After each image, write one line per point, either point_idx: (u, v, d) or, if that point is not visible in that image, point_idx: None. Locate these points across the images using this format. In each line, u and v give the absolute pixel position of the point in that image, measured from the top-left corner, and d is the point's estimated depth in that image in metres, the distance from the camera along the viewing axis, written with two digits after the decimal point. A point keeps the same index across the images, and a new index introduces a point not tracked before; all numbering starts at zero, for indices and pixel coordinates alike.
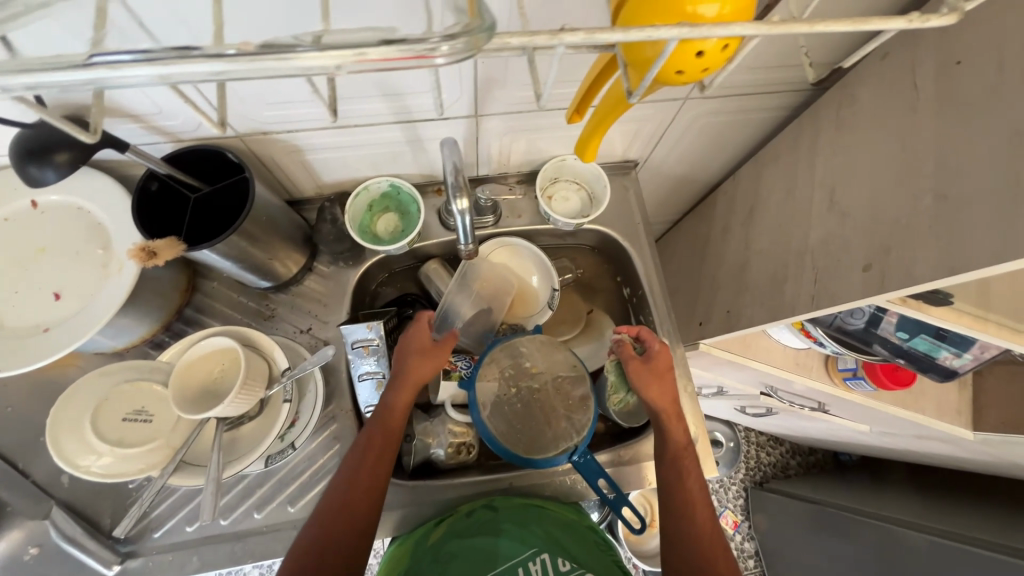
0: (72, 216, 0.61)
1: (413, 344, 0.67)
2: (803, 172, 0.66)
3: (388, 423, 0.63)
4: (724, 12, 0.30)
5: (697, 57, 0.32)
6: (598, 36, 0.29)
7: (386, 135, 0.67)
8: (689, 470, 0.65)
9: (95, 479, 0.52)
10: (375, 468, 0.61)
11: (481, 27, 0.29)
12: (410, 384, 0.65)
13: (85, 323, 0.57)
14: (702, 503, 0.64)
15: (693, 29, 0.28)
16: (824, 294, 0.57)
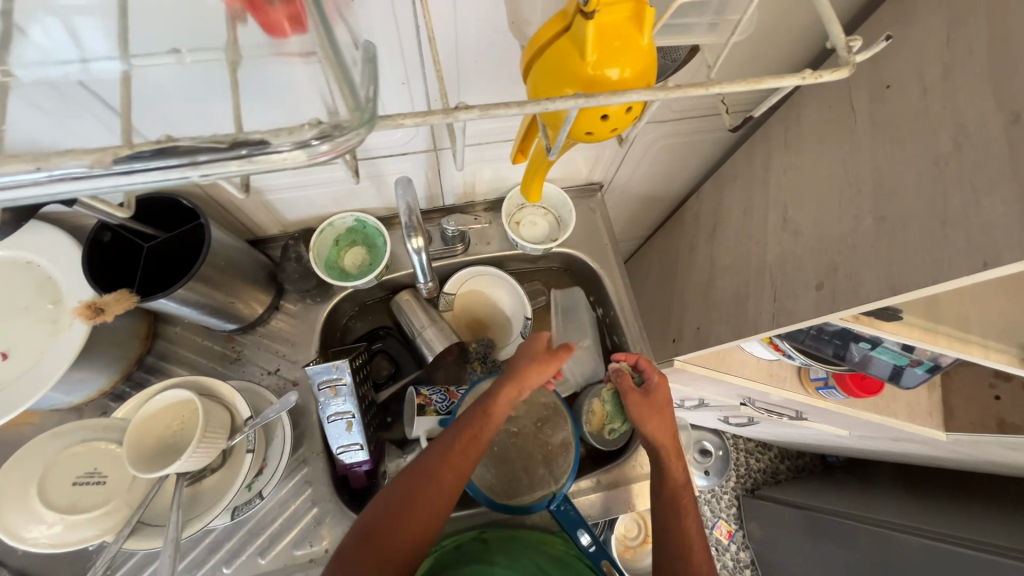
0: (20, 273, 0.60)
1: (532, 350, 0.69)
2: (759, 191, 0.67)
3: (489, 413, 0.64)
4: (626, 75, 0.31)
5: (603, 120, 0.34)
6: (493, 114, 0.30)
7: (346, 173, 0.67)
8: (686, 511, 0.65)
9: (44, 551, 0.49)
10: (463, 458, 0.60)
11: (359, 121, 0.29)
12: (517, 384, 0.66)
13: (34, 383, 0.55)
14: (699, 547, 0.64)
15: (591, 97, 0.28)
16: (783, 312, 0.58)
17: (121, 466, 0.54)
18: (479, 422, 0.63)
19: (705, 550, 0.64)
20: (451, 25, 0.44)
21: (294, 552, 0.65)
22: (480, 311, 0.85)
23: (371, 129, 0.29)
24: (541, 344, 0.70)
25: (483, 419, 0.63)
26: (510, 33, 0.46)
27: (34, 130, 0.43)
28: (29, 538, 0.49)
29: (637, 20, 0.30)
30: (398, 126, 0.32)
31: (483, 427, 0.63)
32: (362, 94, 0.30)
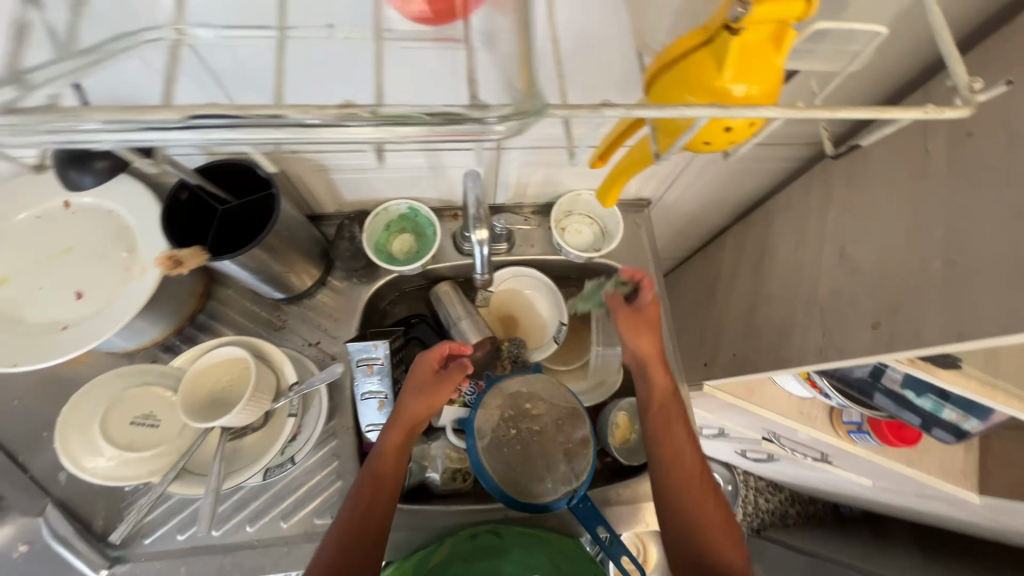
0: (102, 220, 0.63)
1: (414, 382, 0.65)
2: (814, 224, 0.67)
3: (380, 472, 0.61)
4: (752, 92, 0.32)
5: (725, 132, 0.35)
6: (638, 113, 0.28)
7: (410, 161, 0.69)
8: (682, 446, 0.64)
9: (98, 482, 0.52)
10: (368, 527, 0.59)
11: (532, 108, 0.30)
12: (401, 425, 0.63)
13: (104, 323, 0.58)
14: (698, 477, 0.63)
15: (723, 111, 0.29)
16: (832, 346, 0.57)
17: (174, 413, 0.57)
18: (370, 486, 0.61)
19: (706, 479, 0.64)
20: (543, 30, 0.45)
21: (315, 520, 0.67)
22: (517, 311, 0.86)
23: (542, 118, 0.30)
24: (425, 372, 0.66)
25: (375, 482, 0.61)
26: (597, 44, 0.47)
27: (146, 84, 0.46)
28: (88, 468, 0.52)
29: (777, 40, 0.31)
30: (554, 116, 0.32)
31: (381, 486, 0.61)
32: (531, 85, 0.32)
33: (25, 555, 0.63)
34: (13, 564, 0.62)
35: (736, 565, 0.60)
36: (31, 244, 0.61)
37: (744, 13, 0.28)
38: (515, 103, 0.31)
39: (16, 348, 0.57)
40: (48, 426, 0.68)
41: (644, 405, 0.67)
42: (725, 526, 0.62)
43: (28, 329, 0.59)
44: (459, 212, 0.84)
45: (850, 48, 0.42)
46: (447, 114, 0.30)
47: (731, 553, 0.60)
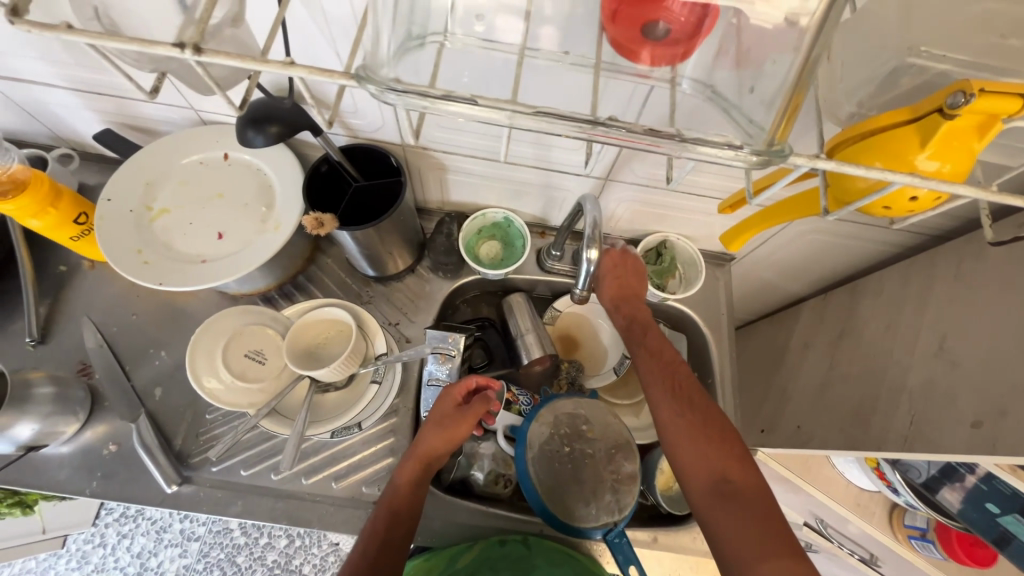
0: (251, 175, 0.72)
1: (436, 416, 0.64)
2: (912, 311, 0.66)
3: (397, 509, 0.59)
4: (944, 169, 0.33)
5: (909, 200, 0.37)
6: (846, 170, 0.33)
7: (522, 175, 0.74)
8: (647, 370, 0.61)
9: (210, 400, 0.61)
10: (379, 567, 0.55)
11: (774, 152, 0.33)
12: (416, 459, 0.62)
13: (236, 265, 0.67)
14: (670, 393, 0.57)
15: (922, 181, 0.32)
16: (919, 438, 0.56)
17: (280, 355, 0.65)
18: (385, 522, 0.58)
19: (681, 394, 0.57)
20: None
21: (363, 489, 0.70)
22: (580, 336, 0.88)
23: (783, 160, 0.33)
24: (446, 406, 0.65)
25: (390, 518, 0.58)
26: None
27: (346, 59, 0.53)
28: (204, 386, 0.61)
29: (984, 128, 0.31)
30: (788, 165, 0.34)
31: (397, 522, 0.58)
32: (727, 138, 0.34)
33: (112, 454, 0.70)
34: (102, 460, 0.69)
35: (735, 477, 0.52)
36: (192, 184, 0.71)
37: (965, 103, 0.30)
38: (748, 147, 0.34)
39: (165, 270, 0.66)
40: (155, 345, 0.76)
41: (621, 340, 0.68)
42: (715, 440, 0.54)
43: (175, 256, 0.68)
44: (547, 230, 0.88)
45: (994, 149, 0.44)
46: (639, 135, 0.33)
47: (726, 463, 0.52)
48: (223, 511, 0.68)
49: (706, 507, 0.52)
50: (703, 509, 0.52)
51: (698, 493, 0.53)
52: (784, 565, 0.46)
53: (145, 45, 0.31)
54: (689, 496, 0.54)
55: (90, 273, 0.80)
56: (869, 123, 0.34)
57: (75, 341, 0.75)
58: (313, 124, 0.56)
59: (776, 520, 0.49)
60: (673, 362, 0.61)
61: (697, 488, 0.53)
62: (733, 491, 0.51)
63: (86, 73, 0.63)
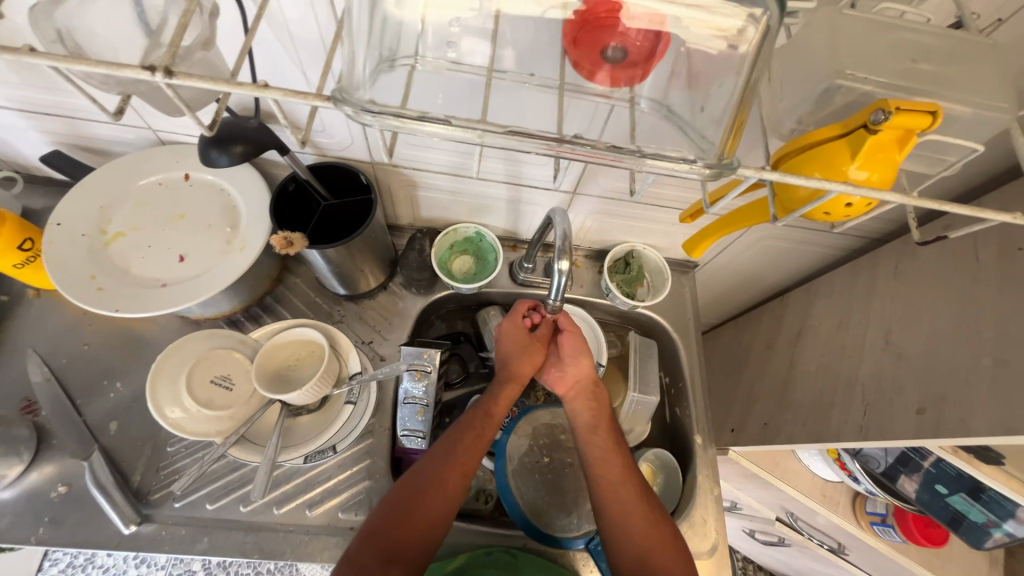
0: (214, 195, 0.70)
1: (515, 341, 0.71)
2: (859, 309, 0.71)
3: (490, 411, 0.66)
4: (871, 178, 0.37)
5: (845, 206, 0.40)
6: (787, 180, 0.35)
7: (493, 191, 0.76)
8: (619, 477, 0.63)
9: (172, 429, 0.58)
10: (473, 455, 0.62)
11: (724, 165, 0.36)
12: (510, 375, 0.69)
13: (199, 288, 0.64)
14: (641, 505, 0.62)
15: (854, 188, 0.35)
16: (873, 427, 0.59)
17: (248, 379, 0.63)
18: (482, 420, 0.65)
19: (648, 505, 0.62)
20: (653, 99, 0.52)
21: (339, 515, 0.67)
22: None
23: (731, 170, 0.36)
24: (520, 334, 0.71)
25: (484, 417, 0.65)
26: None
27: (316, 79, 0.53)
28: (166, 416, 0.58)
29: (902, 141, 0.35)
30: (738, 176, 0.37)
31: (487, 422, 0.65)
32: (680, 154, 0.36)
33: (61, 496, 0.65)
34: (49, 504, 0.64)
35: None
36: (150, 206, 0.68)
37: (884, 119, 0.33)
38: (702, 161, 0.37)
39: (120, 296, 0.63)
40: (110, 375, 0.72)
41: (580, 435, 0.68)
42: (674, 551, 0.60)
43: (132, 281, 0.65)
44: (519, 244, 0.90)
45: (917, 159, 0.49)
46: (602, 149, 0.35)
47: (681, 572, 0.58)
48: (188, 549, 0.64)
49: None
50: None
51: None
52: None
53: (113, 68, 0.30)
54: None
55: (36, 302, 0.75)
56: (805, 137, 0.38)
57: (17, 375, 0.70)
58: (280, 143, 0.56)
59: None
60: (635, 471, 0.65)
61: None
62: None
63: (33, 93, 0.61)
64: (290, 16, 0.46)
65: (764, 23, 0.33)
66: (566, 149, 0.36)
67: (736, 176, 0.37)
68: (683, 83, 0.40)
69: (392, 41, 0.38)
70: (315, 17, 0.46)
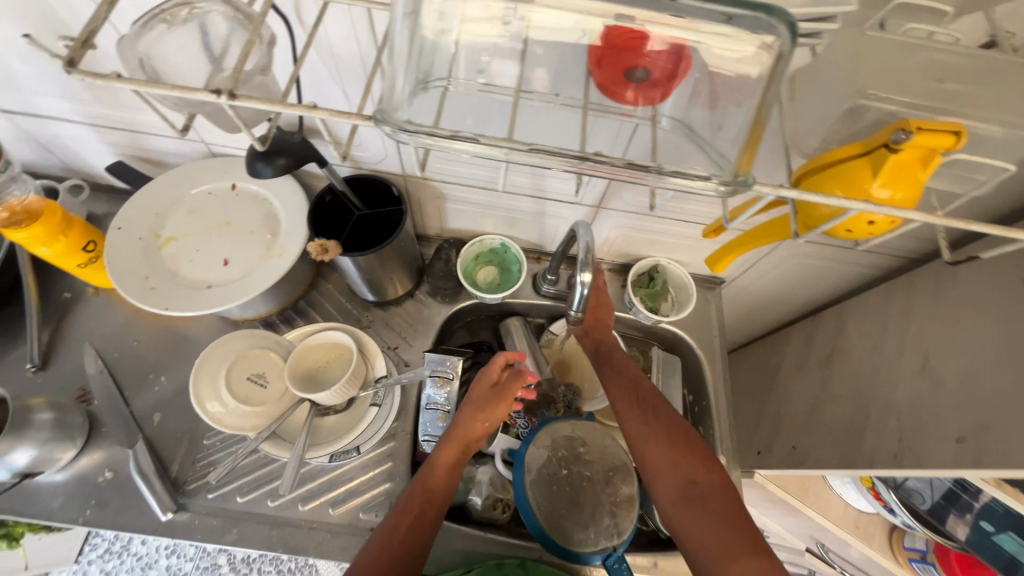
0: (257, 205, 0.74)
1: (472, 399, 0.66)
2: (895, 331, 0.69)
3: (427, 487, 0.60)
4: (895, 197, 0.36)
5: (868, 224, 0.40)
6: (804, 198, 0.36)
7: (518, 204, 0.78)
8: (612, 385, 0.67)
9: (211, 422, 0.62)
10: (410, 540, 0.56)
11: (742, 182, 0.36)
12: (456, 442, 0.62)
13: (241, 290, 0.69)
14: (631, 402, 0.64)
15: (876, 208, 0.35)
16: (909, 454, 0.57)
17: (281, 378, 0.67)
18: (419, 497, 0.59)
19: (641, 404, 0.63)
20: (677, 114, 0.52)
21: (360, 515, 0.69)
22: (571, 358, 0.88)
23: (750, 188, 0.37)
24: (483, 387, 0.66)
25: (421, 495, 0.59)
26: None
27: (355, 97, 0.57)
28: (207, 410, 0.62)
29: (926, 161, 0.35)
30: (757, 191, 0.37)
31: (428, 504, 0.58)
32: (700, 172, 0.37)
33: (106, 481, 0.69)
34: (96, 487, 0.69)
35: (704, 482, 0.56)
36: (200, 213, 0.73)
37: (906, 139, 0.33)
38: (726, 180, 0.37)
39: (170, 296, 0.68)
40: (155, 370, 0.77)
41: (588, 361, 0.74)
42: (679, 445, 0.59)
43: (180, 282, 0.70)
44: (543, 256, 0.91)
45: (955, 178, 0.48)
46: (624, 167, 0.36)
47: (693, 466, 0.57)
48: (217, 540, 0.67)
49: (677, 512, 0.55)
50: (670, 510, 0.56)
51: (667, 498, 0.57)
52: (753, 564, 0.50)
53: (185, 92, 0.34)
54: (659, 498, 0.58)
55: (94, 299, 0.81)
56: (826, 156, 0.38)
57: (75, 365, 0.76)
58: (320, 156, 0.60)
59: (748, 532, 0.52)
60: (636, 378, 0.67)
61: (667, 490, 0.57)
62: (699, 490, 0.56)
63: (103, 109, 0.67)
64: (334, 40, 0.50)
65: (776, 50, 0.33)
66: (590, 168, 0.37)
67: (753, 192, 0.37)
68: (708, 104, 0.40)
69: (430, 66, 0.41)
70: (357, 40, 0.50)
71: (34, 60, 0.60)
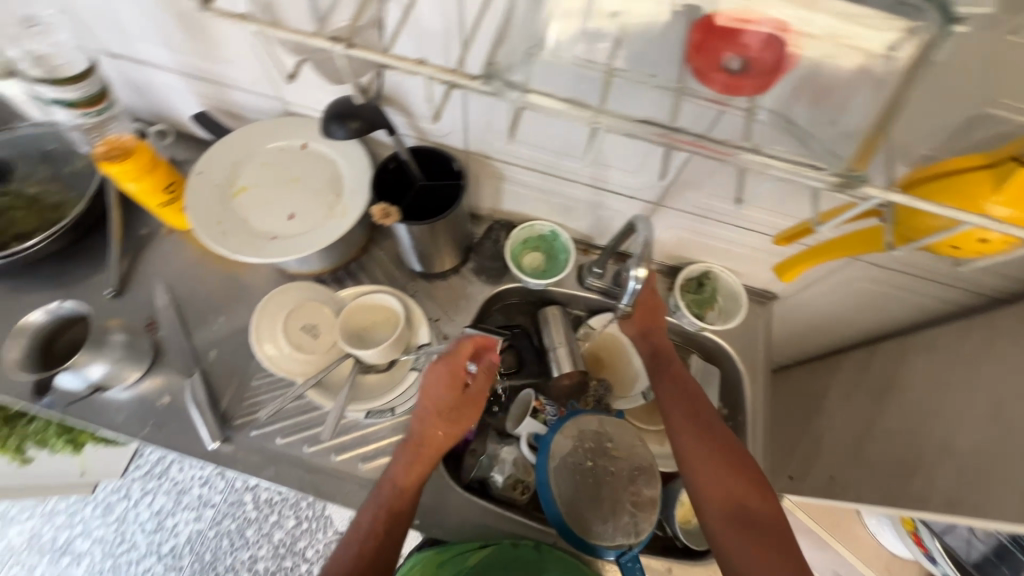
0: (324, 165, 0.77)
1: (429, 412, 0.63)
2: (964, 371, 0.64)
3: (392, 505, 0.62)
4: (1016, 216, 0.35)
5: (980, 242, 0.39)
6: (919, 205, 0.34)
7: (576, 192, 0.77)
8: (669, 398, 0.65)
9: (266, 363, 0.66)
10: (378, 557, 0.60)
11: (857, 178, 0.35)
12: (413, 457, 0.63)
13: (303, 245, 0.72)
14: (691, 419, 0.62)
15: (997, 224, 0.33)
16: (965, 501, 0.54)
17: (331, 332, 0.70)
18: (384, 515, 0.61)
19: (702, 423, 0.62)
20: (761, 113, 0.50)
21: None
22: (605, 355, 0.88)
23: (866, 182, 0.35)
24: (437, 401, 0.63)
25: (386, 513, 0.61)
26: None
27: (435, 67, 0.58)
28: (265, 352, 0.67)
29: None
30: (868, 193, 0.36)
31: (393, 521, 0.61)
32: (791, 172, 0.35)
33: (164, 405, 0.75)
34: (155, 410, 0.75)
35: (756, 509, 0.56)
36: (271, 167, 0.77)
37: None
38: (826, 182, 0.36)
39: (238, 242, 0.72)
40: (215, 310, 0.82)
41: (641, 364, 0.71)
42: (737, 470, 0.58)
43: (248, 230, 0.74)
44: (590, 248, 0.90)
45: None
46: (720, 142, 0.36)
47: (746, 491, 0.57)
48: (256, 475, 0.72)
49: (725, 533, 0.56)
50: (718, 531, 0.56)
51: (716, 519, 0.57)
52: None
53: (308, 37, 0.38)
54: (706, 517, 0.58)
55: (168, 238, 0.87)
56: (947, 164, 0.38)
57: (147, 296, 0.82)
58: (389, 124, 0.61)
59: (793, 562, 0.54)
60: (695, 393, 0.65)
61: (717, 512, 0.57)
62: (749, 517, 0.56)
63: (198, 59, 0.71)
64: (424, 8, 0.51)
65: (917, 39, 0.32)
66: (682, 139, 0.37)
67: (863, 191, 0.36)
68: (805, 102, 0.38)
69: (520, 41, 0.41)
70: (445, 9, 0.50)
71: (145, 6, 0.64)
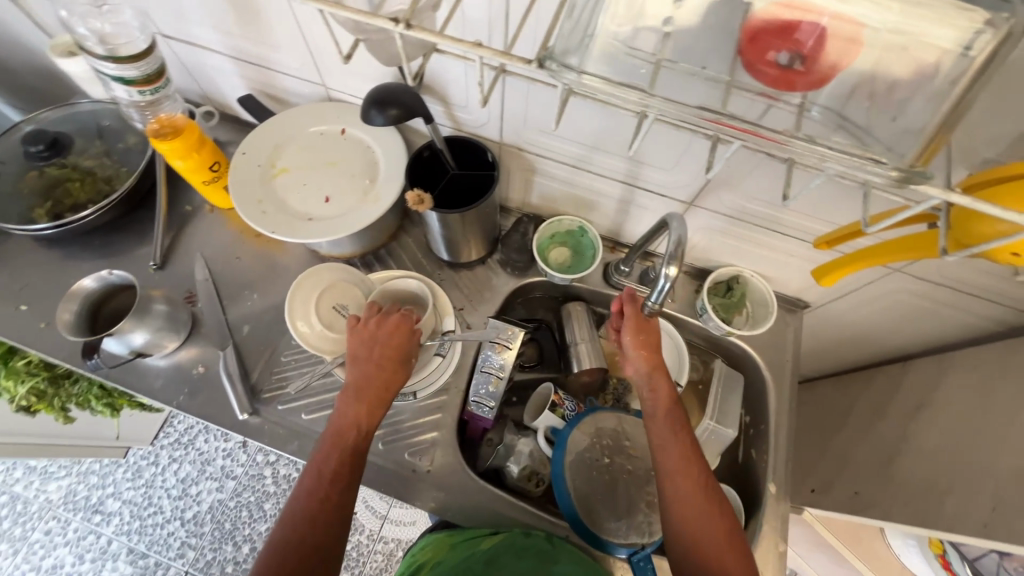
0: (360, 150, 0.79)
1: (362, 353, 0.64)
2: (1009, 393, 0.61)
3: (345, 448, 0.61)
4: None
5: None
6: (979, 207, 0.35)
7: (607, 188, 0.77)
8: (677, 464, 0.61)
9: (297, 339, 0.68)
10: (337, 497, 0.59)
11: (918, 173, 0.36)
12: (354, 396, 0.62)
13: (337, 228, 0.74)
14: (698, 490, 0.60)
15: None
16: (1002, 526, 0.51)
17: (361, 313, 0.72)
18: (337, 460, 0.60)
19: (706, 493, 0.60)
20: None
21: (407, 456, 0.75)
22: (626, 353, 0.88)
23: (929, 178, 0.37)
24: (370, 342, 0.64)
25: (343, 456, 0.61)
26: None
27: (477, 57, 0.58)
28: (297, 328, 0.68)
29: None
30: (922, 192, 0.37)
31: (346, 461, 0.61)
32: None
33: (199, 375, 0.79)
34: (190, 378, 0.78)
35: None
36: (310, 151, 0.79)
37: None
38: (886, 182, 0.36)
39: (276, 222, 0.74)
40: (249, 287, 0.85)
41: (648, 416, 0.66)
42: (732, 549, 0.58)
43: (286, 211, 0.76)
44: (618, 246, 0.90)
45: None
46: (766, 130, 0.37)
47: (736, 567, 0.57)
48: (281, 447, 0.74)
49: None
50: None
51: None
52: None
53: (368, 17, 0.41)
54: None
55: (209, 215, 0.91)
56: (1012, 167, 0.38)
57: (187, 269, 0.86)
58: (427, 113, 0.63)
59: None
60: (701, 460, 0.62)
61: None
62: None
63: (247, 43, 0.74)
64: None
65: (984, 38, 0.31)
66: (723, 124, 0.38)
67: (923, 189, 0.37)
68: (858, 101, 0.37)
69: (565, 31, 0.41)
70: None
71: None
